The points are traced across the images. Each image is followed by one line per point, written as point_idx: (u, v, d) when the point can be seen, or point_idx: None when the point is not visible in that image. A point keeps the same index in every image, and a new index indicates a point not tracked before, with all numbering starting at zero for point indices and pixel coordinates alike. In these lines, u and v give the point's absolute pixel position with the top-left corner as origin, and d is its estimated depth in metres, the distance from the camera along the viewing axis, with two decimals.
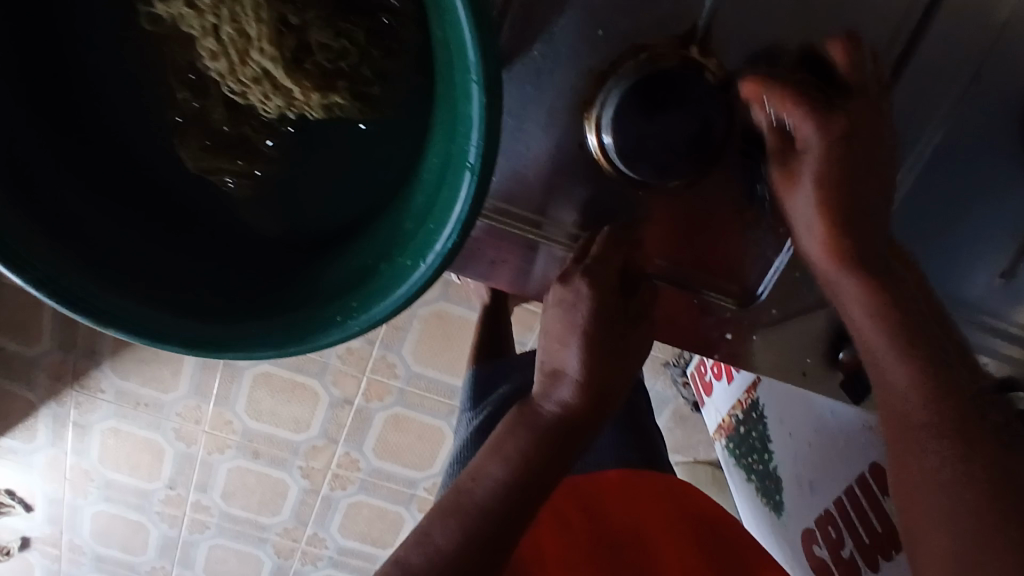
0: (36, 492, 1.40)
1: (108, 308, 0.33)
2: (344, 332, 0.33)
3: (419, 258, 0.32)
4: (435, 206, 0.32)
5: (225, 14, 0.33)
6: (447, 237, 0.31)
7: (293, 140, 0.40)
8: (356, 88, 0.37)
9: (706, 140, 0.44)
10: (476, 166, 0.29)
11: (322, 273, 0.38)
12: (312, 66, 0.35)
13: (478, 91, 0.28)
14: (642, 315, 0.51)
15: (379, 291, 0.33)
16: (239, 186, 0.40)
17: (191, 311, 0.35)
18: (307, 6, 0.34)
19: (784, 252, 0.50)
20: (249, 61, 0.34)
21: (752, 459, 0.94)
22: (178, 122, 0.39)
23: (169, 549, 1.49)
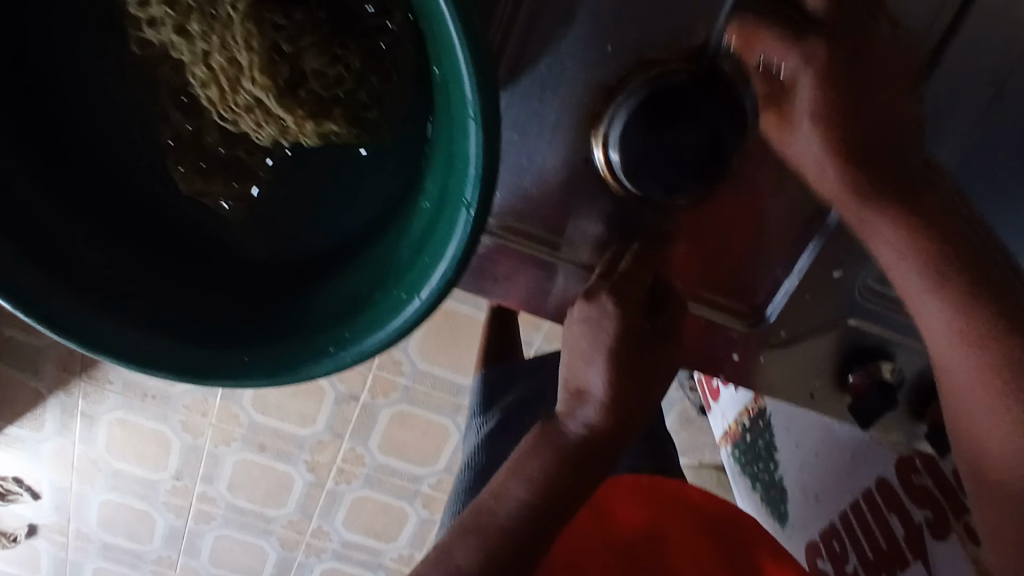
0: (44, 479, 1.42)
1: (98, 333, 0.33)
2: (337, 362, 0.33)
3: (414, 291, 0.31)
4: (432, 238, 0.32)
5: (215, 39, 0.32)
6: (441, 273, 0.30)
7: (289, 163, 0.39)
8: (353, 114, 0.36)
9: (718, 161, 0.42)
10: (473, 203, 0.28)
11: (321, 298, 0.38)
12: (306, 93, 0.34)
13: (475, 128, 0.28)
14: (669, 332, 0.49)
15: (373, 323, 0.33)
16: (233, 210, 0.40)
17: (183, 334, 0.35)
18: (298, 30, 0.33)
19: (793, 273, 0.49)
20: (241, 90, 0.34)
21: (758, 468, 0.93)
22: (171, 144, 0.38)
23: (174, 539, 1.50)
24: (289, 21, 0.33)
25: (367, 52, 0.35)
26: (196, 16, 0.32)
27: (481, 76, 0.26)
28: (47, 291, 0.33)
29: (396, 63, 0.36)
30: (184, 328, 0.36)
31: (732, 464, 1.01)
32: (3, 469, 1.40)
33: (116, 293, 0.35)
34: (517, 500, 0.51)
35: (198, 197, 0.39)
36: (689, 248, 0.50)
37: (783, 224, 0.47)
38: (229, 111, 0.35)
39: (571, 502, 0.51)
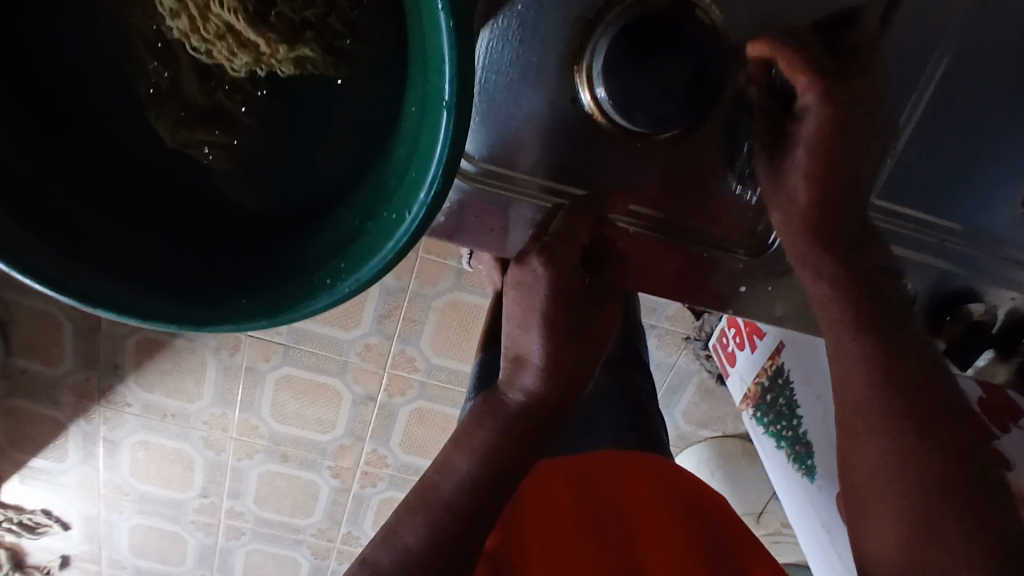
0: (73, 509, 1.42)
1: (91, 291, 0.33)
2: (335, 295, 0.32)
3: (406, 207, 0.31)
4: (417, 154, 0.31)
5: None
6: (430, 184, 0.30)
7: (267, 104, 0.40)
8: (326, 41, 0.37)
9: (705, 79, 0.42)
10: (452, 103, 0.28)
11: (313, 237, 0.37)
12: (277, 19, 0.35)
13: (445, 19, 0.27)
14: (609, 290, 0.50)
15: (368, 250, 0.32)
16: (217, 159, 0.40)
17: (177, 291, 0.35)
18: None
19: None
20: (211, 16, 0.34)
21: (781, 426, 0.92)
22: (150, 94, 0.38)
23: (207, 557, 1.50)
24: None
25: None
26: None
27: None
28: (40, 255, 0.32)
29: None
30: (179, 284, 0.35)
31: (756, 427, 0.99)
32: (30, 505, 1.41)
33: (115, 257, 0.35)
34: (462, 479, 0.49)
35: (181, 149, 0.40)
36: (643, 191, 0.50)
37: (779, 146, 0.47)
38: (201, 41, 0.35)
39: (520, 475, 0.51)
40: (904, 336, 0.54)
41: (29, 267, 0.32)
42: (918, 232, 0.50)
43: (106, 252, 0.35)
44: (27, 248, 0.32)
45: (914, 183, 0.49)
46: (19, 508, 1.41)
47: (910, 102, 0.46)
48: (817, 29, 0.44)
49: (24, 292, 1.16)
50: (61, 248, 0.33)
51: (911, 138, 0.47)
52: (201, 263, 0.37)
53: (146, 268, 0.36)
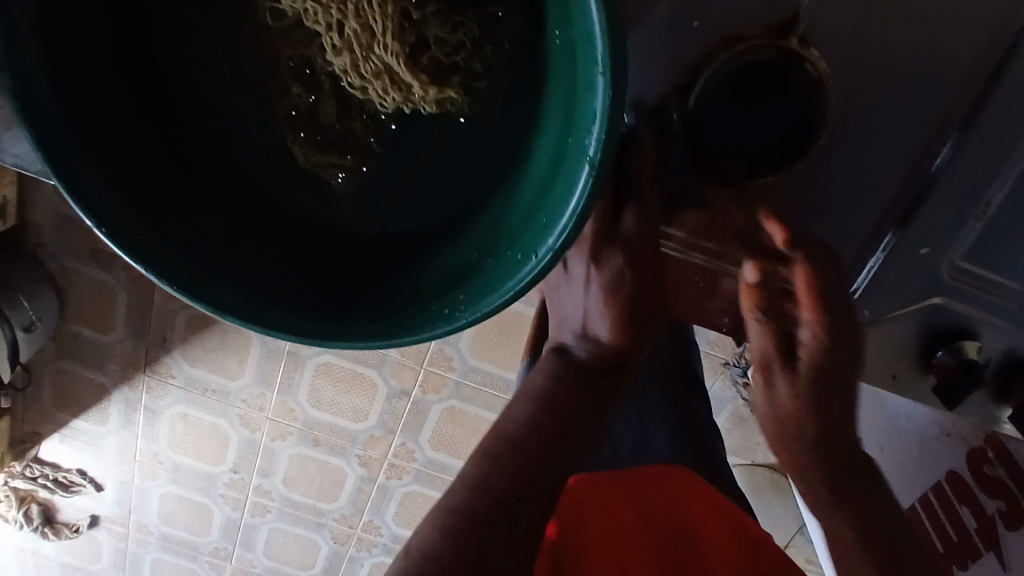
0: (107, 473, 1.47)
1: (193, 282, 0.30)
2: (451, 325, 0.30)
3: (532, 251, 0.30)
4: (549, 199, 0.30)
5: (350, 14, 0.31)
6: (563, 228, 0.28)
7: (393, 139, 0.36)
8: (468, 83, 0.34)
9: (804, 130, 0.44)
10: (596, 153, 0.27)
11: (421, 268, 0.34)
12: (428, 61, 0.33)
13: (604, 83, 0.26)
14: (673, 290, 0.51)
15: (492, 288, 0.30)
16: (345, 185, 0.36)
17: (277, 298, 0.32)
18: (422, 3, 0.32)
19: (880, 252, 0.50)
20: (373, 57, 0.32)
21: None
22: (288, 116, 0.35)
23: (231, 531, 1.54)
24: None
25: (481, 22, 0.33)
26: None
27: (610, 23, 0.25)
28: (149, 244, 0.30)
29: (510, 35, 0.34)
30: (265, 296, 0.32)
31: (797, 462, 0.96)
32: (66, 463, 1.46)
33: (210, 258, 0.32)
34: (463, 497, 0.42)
35: (312, 171, 0.36)
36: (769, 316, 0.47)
37: (857, 196, 0.48)
38: (358, 82, 0.32)
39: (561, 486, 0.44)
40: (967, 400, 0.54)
41: (137, 245, 0.30)
42: (997, 298, 0.49)
43: (194, 247, 0.32)
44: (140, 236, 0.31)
45: (999, 250, 0.49)
46: (55, 466, 1.46)
47: (1008, 167, 0.46)
48: (913, 92, 0.45)
49: (85, 260, 1.20)
50: (162, 234, 0.31)
51: (1000, 205, 0.47)
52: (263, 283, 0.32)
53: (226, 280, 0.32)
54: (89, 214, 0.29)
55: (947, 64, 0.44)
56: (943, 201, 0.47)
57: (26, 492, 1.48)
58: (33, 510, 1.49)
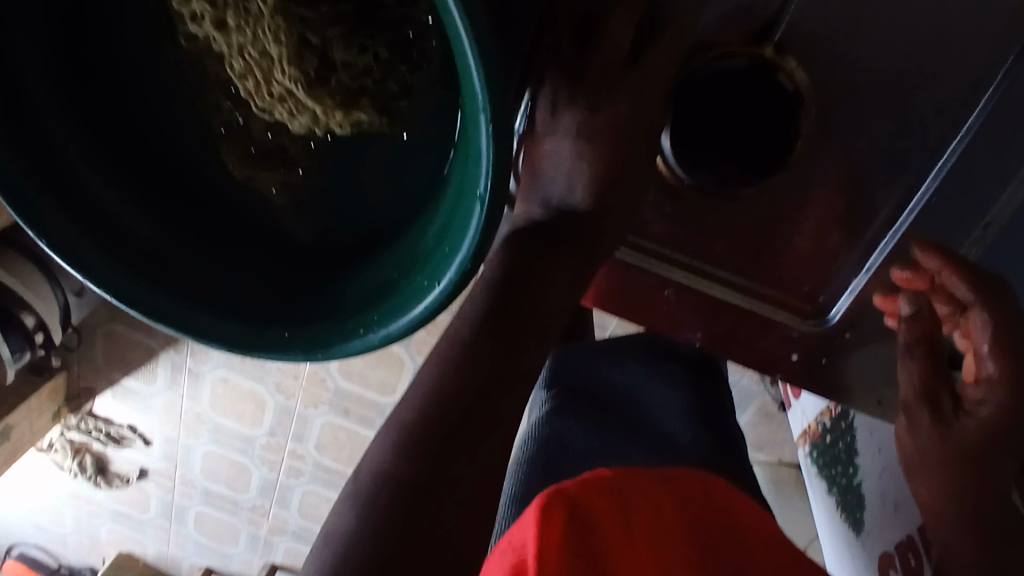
0: (154, 430, 1.36)
1: (114, 278, 0.30)
2: (363, 345, 0.30)
3: (435, 278, 0.29)
4: (452, 227, 0.29)
5: (242, 34, 0.27)
6: (460, 260, 0.28)
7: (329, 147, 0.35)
8: (383, 104, 0.30)
9: (772, 149, 0.43)
10: (486, 196, 0.26)
11: (354, 280, 0.34)
12: (336, 86, 0.29)
13: (485, 124, 0.25)
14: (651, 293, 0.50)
15: (401, 306, 0.30)
16: (280, 195, 0.35)
17: (204, 299, 0.32)
18: (326, 22, 0.28)
19: (863, 272, 0.47)
20: (274, 81, 0.28)
21: (836, 472, 0.74)
22: (221, 133, 0.34)
23: (269, 489, 1.43)
24: (316, 13, 0.27)
25: (395, 43, 0.29)
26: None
27: (489, 72, 0.23)
28: (82, 243, 0.30)
29: (427, 54, 0.30)
30: (198, 298, 0.32)
31: (810, 467, 0.79)
32: (117, 418, 1.35)
33: (134, 257, 0.32)
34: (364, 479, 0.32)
35: (246, 181, 0.35)
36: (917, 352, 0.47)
37: (838, 210, 0.46)
38: (260, 104, 0.29)
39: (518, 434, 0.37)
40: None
41: (59, 239, 0.29)
42: None
43: (146, 254, 0.32)
44: (59, 224, 0.30)
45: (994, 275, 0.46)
46: (106, 421, 1.36)
47: (1011, 187, 0.43)
48: (902, 106, 0.42)
49: None
50: (94, 236, 0.31)
51: (999, 228, 0.44)
52: (201, 286, 0.32)
53: (167, 275, 0.32)
54: (22, 214, 0.29)
55: (960, 69, 0.40)
56: (938, 219, 0.44)
57: (80, 444, 1.41)
58: (87, 462, 1.44)
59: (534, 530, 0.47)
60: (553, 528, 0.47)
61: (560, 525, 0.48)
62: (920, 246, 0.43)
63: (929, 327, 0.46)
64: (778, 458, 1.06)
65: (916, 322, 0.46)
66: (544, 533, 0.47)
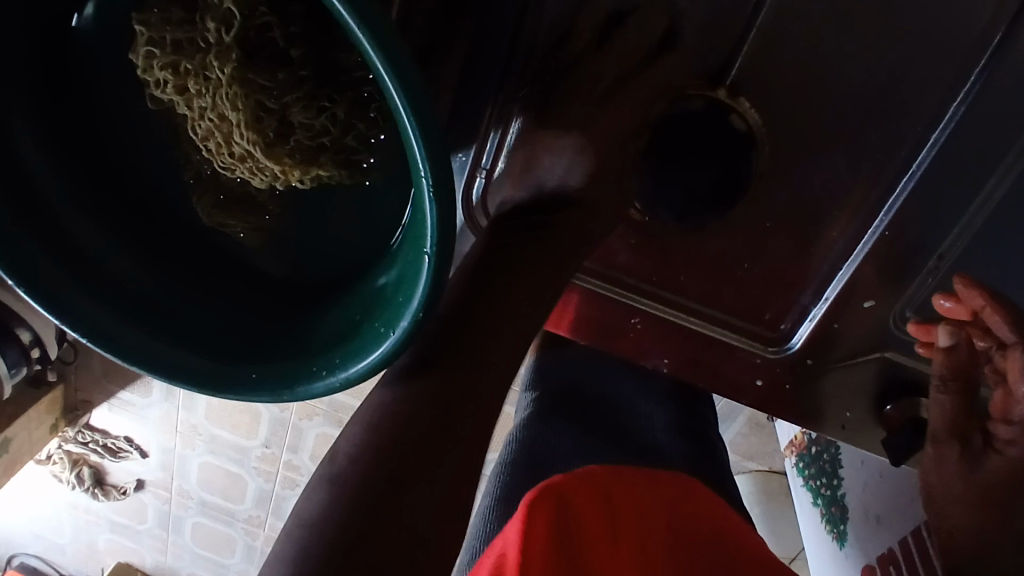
0: (151, 441, 1.37)
1: (86, 318, 0.32)
2: (324, 387, 0.31)
3: (392, 325, 0.30)
4: (406, 277, 0.30)
5: (204, 98, 0.29)
6: (414, 309, 0.29)
7: (295, 193, 0.37)
8: (342, 159, 0.32)
9: (729, 184, 0.44)
10: (433, 253, 0.27)
11: (320, 321, 0.35)
12: (294, 144, 0.30)
13: (428, 187, 0.26)
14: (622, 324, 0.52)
15: (359, 348, 0.31)
16: (249, 238, 0.37)
17: (174, 338, 0.33)
18: (284, 89, 0.30)
19: (822, 300, 0.49)
20: (233, 141, 0.30)
21: (821, 484, 0.75)
22: (192, 182, 0.36)
23: (264, 501, 1.43)
24: (274, 81, 0.29)
25: (353, 102, 0.31)
26: (185, 68, 0.29)
27: (429, 142, 0.25)
28: (59, 285, 0.31)
29: (382, 113, 0.32)
30: (170, 337, 0.33)
31: (796, 478, 0.80)
32: (114, 430, 1.36)
33: (108, 297, 0.33)
34: (326, 476, 0.33)
35: (216, 226, 0.37)
36: (954, 388, 0.44)
37: (799, 239, 0.47)
38: (222, 163, 0.31)
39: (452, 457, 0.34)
40: (942, 452, 0.47)
41: (33, 281, 0.31)
42: None
43: (120, 295, 0.34)
44: (35, 265, 0.31)
45: None
46: (103, 432, 1.37)
47: (968, 217, 0.44)
48: (857, 139, 0.43)
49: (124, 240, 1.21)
50: (70, 279, 0.32)
51: (956, 256, 0.45)
52: (173, 327, 0.34)
53: (136, 318, 0.33)
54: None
55: (912, 104, 0.42)
56: (895, 247, 0.46)
57: (78, 455, 1.42)
58: (84, 473, 1.45)
59: (518, 527, 0.48)
60: (537, 523, 0.48)
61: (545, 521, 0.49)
62: (962, 279, 0.43)
63: (967, 363, 0.44)
64: (769, 467, 1.06)
65: (950, 354, 0.44)
66: (529, 532, 0.48)
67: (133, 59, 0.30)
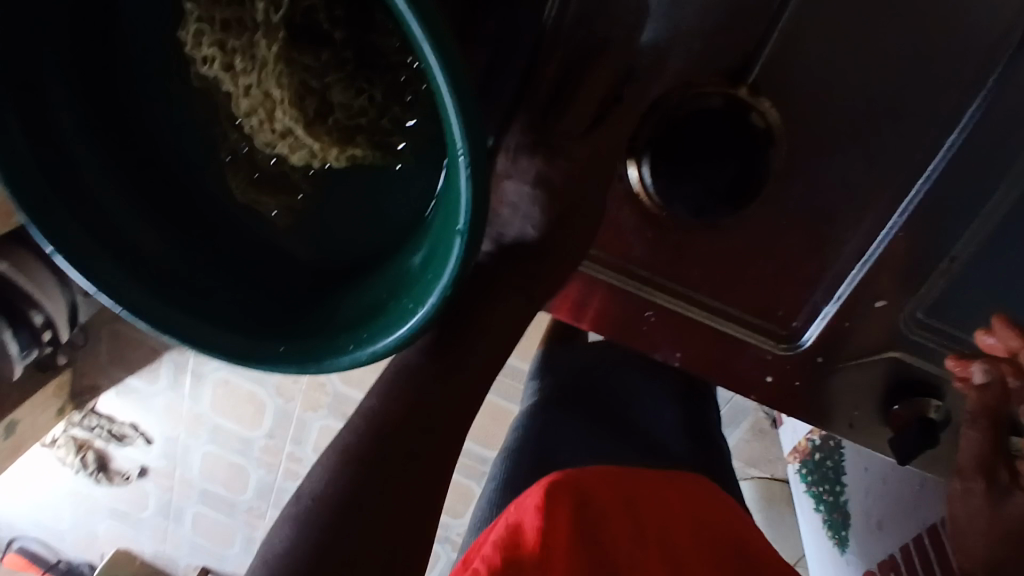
0: (156, 428, 1.38)
1: (124, 290, 0.32)
2: (351, 360, 0.32)
3: (420, 302, 0.31)
4: (436, 256, 0.32)
5: (248, 76, 0.30)
6: (443, 285, 0.30)
7: (324, 175, 0.38)
8: (377, 139, 0.34)
9: (746, 182, 0.44)
10: (465, 230, 0.28)
11: (347, 297, 0.36)
12: (333, 124, 0.32)
13: (464, 167, 0.27)
14: (633, 317, 0.54)
15: (387, 323, 0.32)
16: (280, 217, 0.38)
17: (208, 312, 0.34)
18: (326, 69, 0.31)
19: (833, 300, 0.50)
20: (275, 118, 0.31)
21: (825, 491, 0.75)
22: (229, 159, 0.37)
23: (266, 492, 1.43)
24: (317, 60, 0.31)
25: (389, 85, 0.32)
26: (232, 46, 0.30)
27: (469, 120, 0.26)
28: (98, 255, 0.33)
29: (418, 97, 0.33)
30: (203, 310, 0.34)
31: (798, 483, 0.81)
32: (120, 417, 1.37)
33: (147, 270, 0.34)
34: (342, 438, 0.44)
35: (251, 204, 0.38)
36: (981, 425, 0.46)
37: (810, 238, 0.48)
38: (262, 139, 0.32)
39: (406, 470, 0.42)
40: (968, 485, 0.49)
41: (77, 254, 0.32)
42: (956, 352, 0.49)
43: (157, 268, 0.35)
44: (78, 238, 0.32)
45: (963, 306, 0.48)
46: (109, 418, 1.38)
47: (980, 218, 0.44)
48: (874, 142, 0.44)
49: None
50: (111, 253, 0.33)
51: (966, 258, 0.46)
52: (206, 300, 0.35)
53: (172, 291, 0.34)
54: (38, 225, 0.31)
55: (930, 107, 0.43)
56: (907, 249, 0.46)
57: (83, 440, 1.44)
58: (88, 458, 1.46)
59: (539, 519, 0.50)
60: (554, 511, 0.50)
61: (565, 512, 0.51)
62: (999, 318, 0.43)
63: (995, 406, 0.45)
64: (771, 474, 1.05)
65: (978, 388, 0.45)
66: (552, 524, 0.49)
67: (181, 36, 0.31)
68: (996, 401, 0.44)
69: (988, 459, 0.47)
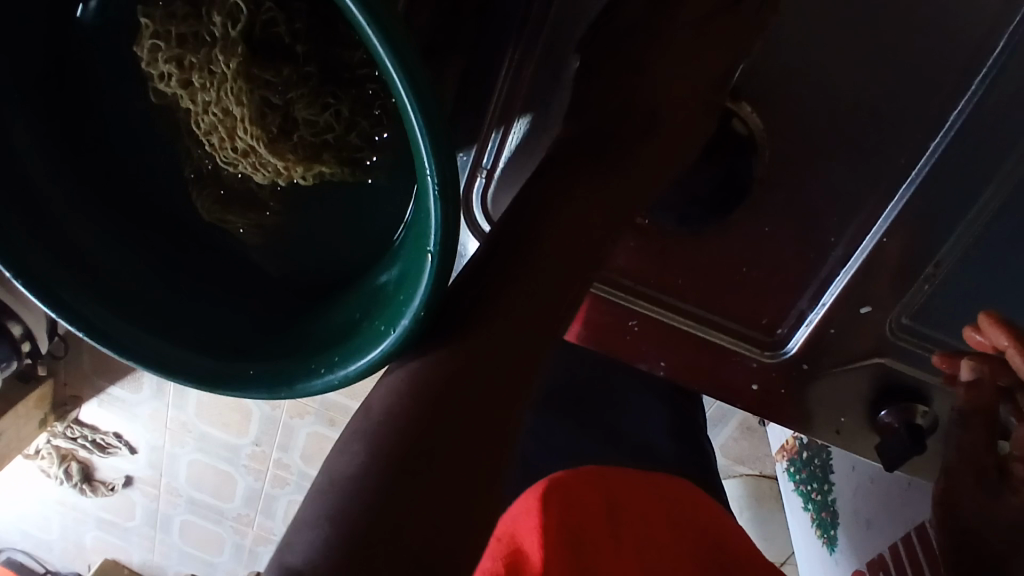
0: (140, 438, 1.36)
1: (87, 314, 0.31)
2: (323, 384, 0.31)
3: (392, 324, 0.30)
4: (409, 276, 0.30)
5: (208, 93, 0.30)
6: (416, 307, 0.28)
7: (293, 193, 0.37)
8: (345, 155, 0.33)
9: (734, 184, 0.46)
10: (437, 250, 0.27)
11: (322, 317, 0.35)
12: (297, 141, 0.31)
13: (433, 187, 0.26)
14: (618, 326, 0.52)
15: (359, 345, 0.31)
16: (249, 234, 0.37)
17: (178, 335, 0.32)
18: (288, 85, 0.30)
19: (818, 305, 0.49)
20: (237, 137, 0.30)
21: (813, 491, 0.75)
22: (193, 177, 0.37)
23: (253, 500, 1.42)
24: (279, 76, 0.30)
25: (356, 99, 0.32)
26: (190, 62, 0.29)
27: (436, 137, 0.25)
28: (56, 278, 0.31)
29: (386, 110, 0.32)
30: (171, 333, 0.32)
31: (786, 483, 0.80)
32: (103, 427, 1.34)
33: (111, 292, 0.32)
34: None
35: (218, 221, 0.37)
36: (972, 423, 0.45)
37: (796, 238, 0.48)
38: (224, 159, 0.31)
39: None
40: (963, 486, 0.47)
41: (34, 276, 0.30)
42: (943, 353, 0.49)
43: (121, 289, 0.33)
44: (38, 261, 0.30)
45: (949, 307, 0.48)
46: (92, 428, 1.35)
47: (967, 216, 0.45)
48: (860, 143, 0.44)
49: None
50: (74, 275, 0.32)
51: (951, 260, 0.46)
52: (176, 322, 0.33)
53: (138, 313, 0.32)
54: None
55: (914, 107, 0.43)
56: (894, 249, 0.47)
57: (67, 450, 1.41)
58: (73, 468, 1.44)
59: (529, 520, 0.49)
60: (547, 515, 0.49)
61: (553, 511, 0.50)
62: (989, 317, 0.42)
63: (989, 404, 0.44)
64: (759, 472, 1.05)
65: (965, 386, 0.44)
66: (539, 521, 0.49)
67: (136, 52, 0.30)
68: (988, 400, 0.44)
69: (978, 457, 0.46)
